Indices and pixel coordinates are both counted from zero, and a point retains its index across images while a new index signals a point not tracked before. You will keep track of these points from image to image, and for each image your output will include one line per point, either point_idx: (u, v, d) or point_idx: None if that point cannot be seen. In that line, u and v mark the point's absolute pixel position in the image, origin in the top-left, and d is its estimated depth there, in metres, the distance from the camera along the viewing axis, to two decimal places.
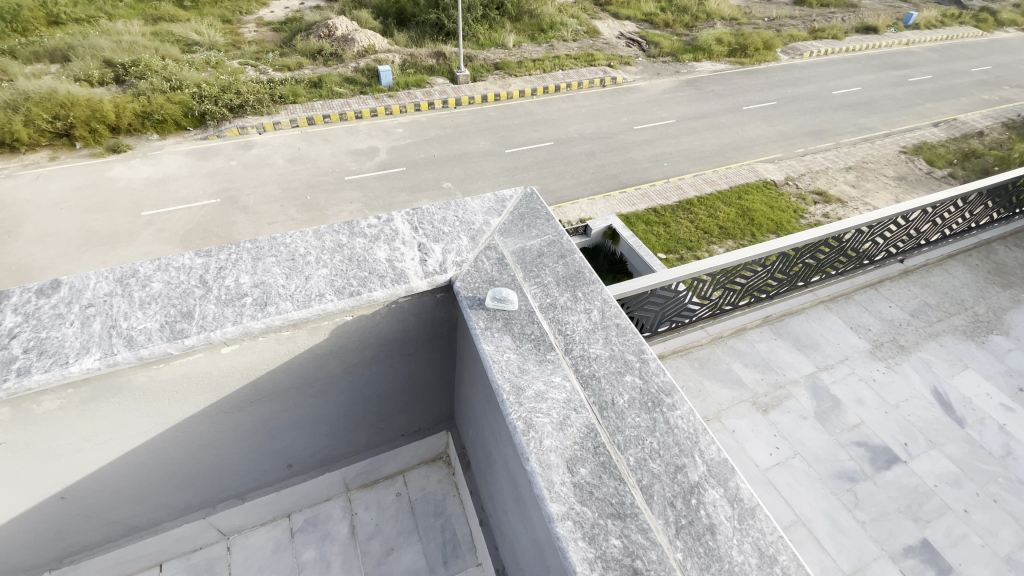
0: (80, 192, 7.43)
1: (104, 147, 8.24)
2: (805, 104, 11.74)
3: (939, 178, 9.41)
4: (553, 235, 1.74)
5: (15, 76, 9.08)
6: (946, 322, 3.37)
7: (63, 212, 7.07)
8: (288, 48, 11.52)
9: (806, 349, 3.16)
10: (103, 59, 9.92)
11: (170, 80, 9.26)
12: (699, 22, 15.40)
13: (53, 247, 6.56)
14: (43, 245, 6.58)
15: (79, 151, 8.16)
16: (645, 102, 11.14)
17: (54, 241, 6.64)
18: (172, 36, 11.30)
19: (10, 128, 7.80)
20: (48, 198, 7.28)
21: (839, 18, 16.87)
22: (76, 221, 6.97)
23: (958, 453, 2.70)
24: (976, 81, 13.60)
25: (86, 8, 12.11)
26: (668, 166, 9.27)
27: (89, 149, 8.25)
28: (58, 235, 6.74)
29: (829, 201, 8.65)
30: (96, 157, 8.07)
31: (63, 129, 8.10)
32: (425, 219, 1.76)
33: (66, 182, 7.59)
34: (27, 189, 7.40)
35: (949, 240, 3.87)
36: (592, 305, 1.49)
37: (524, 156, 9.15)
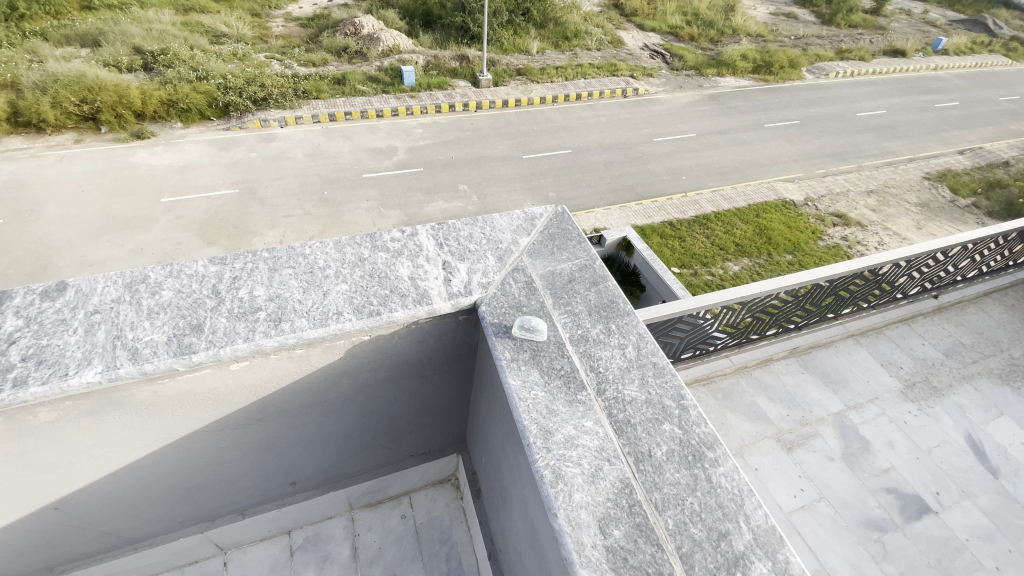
0: (102, 176, 7.46)
1: (128, 132, 8.29)
2: (828, 125, 11.55)
3: (962, 207, 9.18)
4: (584, 258, 1.64)
5: (46, 58, 9.21)
6: (981, 364, 3.21)
7: (84, 195, 7.10)
8: (313, 44, 11.60)
9: (834, 385, 3.02)
10: (133, 46, 10.03)
11: (196, 69, 9.33)
12: (725, 37, 15.26)
13: (73, 228, 6.59)
14: (62, 226, 6.61)
15: (104, 135, 8.22)
16: (666, 115, 11.02)
17: (74, 223, 6.67)
18: (201, 27, 11.41)
19: (38, 110, 7.87)
20: (70, 179, 7.34)
21: (867, 39, 16.64)
22: (96, 204, 6.99)
23: (992, 505, 2.54)
24: (1003, 110, 13.32)
25: None
26: (686, 180, 9.14)
27: (113, 133, 8.30)
28: (77, 217, 6.77)
29: (848, 224, 8.44)
30: (120, 142, 8.12)
31: (90, 113, 8.16)
32: (451, 235, 1.67)
33: (88, 165, 7.65)
34: (51, 170, 7.45)
35: (986, 278, 3.71)
36: (627, 340, 1.39)
37: (541, 162, 9.07)
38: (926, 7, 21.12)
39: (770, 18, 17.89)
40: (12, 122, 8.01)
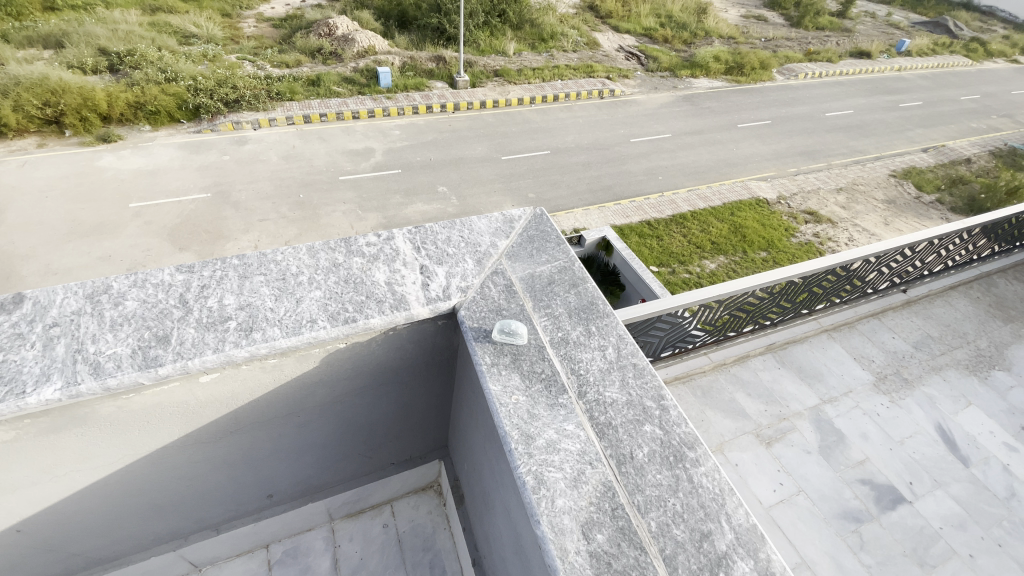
0: (67, 181, 7.20)
1: (94, 136, 8.01)
2: (799, 124, 11.85)
3: (927, 203, 9.51)
4: (563, 260, 1.63)
5: (6, 60, 8.85)
6: (949, 356, 3.31)
7: (48, 201, 6.84)
8: (286, 44, 11.40)
9: (810, 380, 3.09)
10: (98, 47, 9.71)
11: (165, 71, 9.06)
12: (698, 39, 15.53)
13: (36, 236, 6.33)
14: (25, 233, 6.34)
15: (69, 139, 7.93)
16: (642, 116, 11.16)
17: (37, 230, 6.41)
18: (169, 27, 11.12)
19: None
20: (32, 185, 7.05)
21: (834, 41, 17.11)
22: (61, 210, 6.74)
23: (963, 493, 2.60)
24: (963, 109, 13.83)
25: None
26: (662, 180, 9.26)
27: (78, 137, 8.02)
28: (41, 223, 6.50)
29: (819, 221, 8.66)
30: (86, 146, 7.85)
31: (53, 116, 7.87)
32: (428, 239, 1.65)
33: (52, 170, 7.36)
34: (12, 175, 7.16)
35: (951, 272, 3.83)
36: (607, 341, 1.39)
37: (520, 163, 9.07)
38: (889, 10, 21.80)
39: (741, 21, 18.28)
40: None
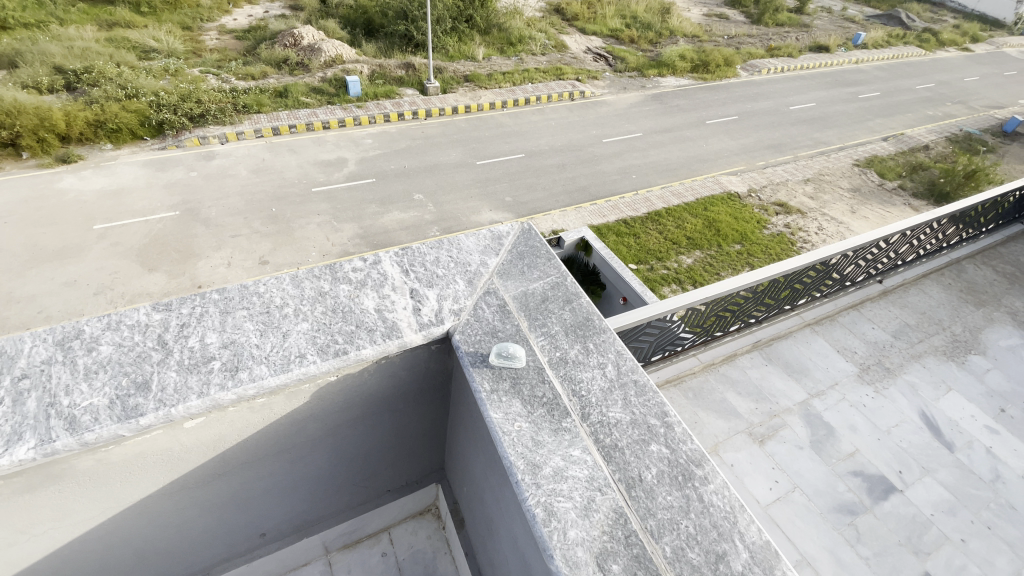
0: (25, 205, 6.89)
1: (53, 157, 7.70)
2: (765, 119, 12.12)
3: (890, 190, 9.83)
4: (555, 276, 1.61)
5: None
6: (926, 343, 3.39)
7: (6, 227, 6.54)
8: (251, 56, 11.17)
9: (796, 374, 3.14)
10: (53, 65, 9.34)
11: (125, 87, 8.77)
12: (663, 38, 15.78)
13: None
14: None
15: (25, 162, 7.61)
16: (613, 116, 11.27)
17: None
18: (127, 42, 10.78)
19: None
20: None
21: (794, 37, 17.57)
22: (20, 236, 6.44)
23: (950, 478, 2.67)
24: (920, 98, 14.34)
25: (36, 13, 11.48)
26: (636, 179, 9.36)
27: (35, 159, 7.69)
28: None
29: (789, 212, 8.86)
30: (44, 168, 7.54)
31: (7, 138, 7.52)
32: (417, 261, 1.60)
33: (8, 194, 7.03)
34: None
35: (922, 261, 3.95)
36: (606, 358, 1.37)
37: (495, 168, 9.05)
38: (844, 5, 22.50)
39: (704, 19, 18.66)
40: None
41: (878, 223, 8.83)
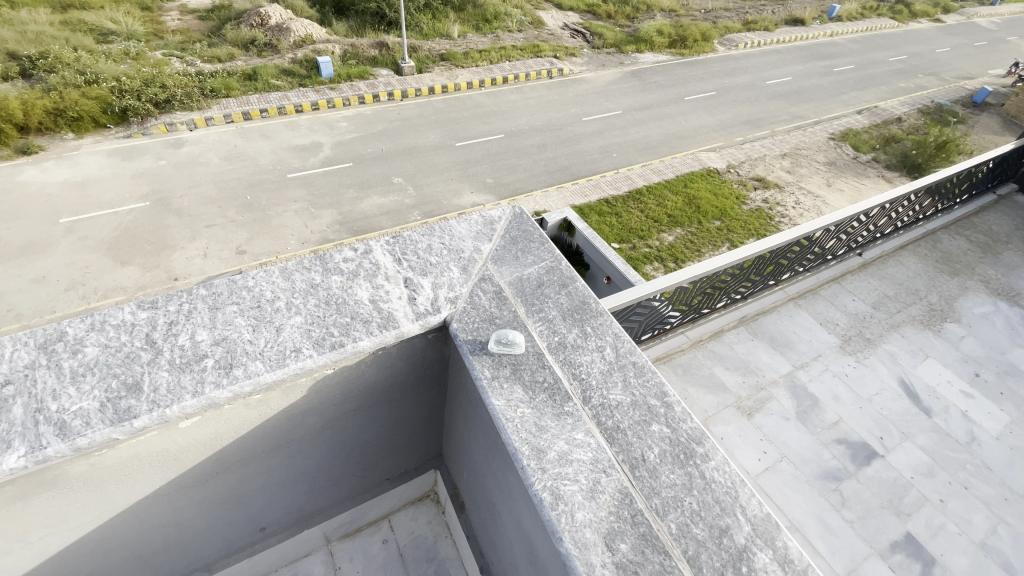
0: None
1: (12, 148, 7.34)
2: (742, 94, 12.15)
3: (864, 162, 9.99)
4: (550, 260, 1.61)
5: None
6: (905, 313, 3.49)
7: None
8: (217, 37, 10.72)
9: (781, 347, 3.21)
10: (5, 51, 8.83)
11: (84, 73, 8.35)
12: (640, 13, 15.60)
13: None
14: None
15: None
16: (592, 94, 11.17)
17: None
18: (83, 25, 10.24)
19: None
20: None
21: (769, 10, 17.51)
22: None
23: (929, 442, 2.78)
24: (893, 70, 14.52)
25: None
26: (617, 157, 9.33)
27: None
28: None
29: (767, 187, 8.96)
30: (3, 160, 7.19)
31: None
32: (408, 249, 1.58)
33: None
34: None
35: (900, 233, 4.05)
36: (604, 341, 1.38)
37: (475, 149, 8.92)
38: None
39: None
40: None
41: (853, 195, 9.00)
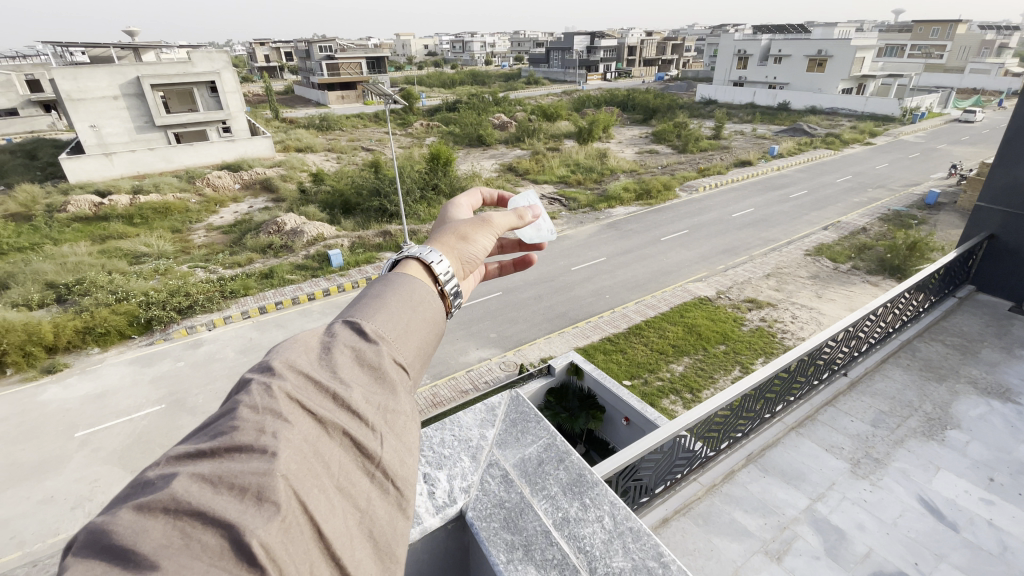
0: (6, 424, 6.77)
1: (37, 369, 7.76)
2: (712, 229, 13.42)
3: (845, 271, 10.69)
4: (546, 437, 1.88)
5: None
6: (905, 426, 3.59)
7: None
8: (238, 245, 12.21)
9: (794, 481, 3.24)
10: (44, 282, 9.79)
11: (116, 292, 9.19)
12: (605, 177, 17.93)
13: None
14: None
15: (10, 380, 7.62)
16: (577, 247, 12.38)
17: None
18: (119, 251, 11.61)
19: None
20: None
21: (719, 157, 19.83)
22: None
23: (965, 560, 2.70)
24: (844, 189, 16.10)
25: (30, 236, 12.21)
26: (610, 298, 10.00)
27: (20, 374, 7.71)
28: None
29: (761, 306, 9.43)
30: (28, 381, 7.58)
31: None
32: (425, 445, 1.88)
33: None
34: None
35: (877, 348, 4.34)
36: (602, 510, 1.59)
37: (476, 309, 9.62)
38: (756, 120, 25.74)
39: (638, 155, 21.32)
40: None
41: (847, 301, 9.48)
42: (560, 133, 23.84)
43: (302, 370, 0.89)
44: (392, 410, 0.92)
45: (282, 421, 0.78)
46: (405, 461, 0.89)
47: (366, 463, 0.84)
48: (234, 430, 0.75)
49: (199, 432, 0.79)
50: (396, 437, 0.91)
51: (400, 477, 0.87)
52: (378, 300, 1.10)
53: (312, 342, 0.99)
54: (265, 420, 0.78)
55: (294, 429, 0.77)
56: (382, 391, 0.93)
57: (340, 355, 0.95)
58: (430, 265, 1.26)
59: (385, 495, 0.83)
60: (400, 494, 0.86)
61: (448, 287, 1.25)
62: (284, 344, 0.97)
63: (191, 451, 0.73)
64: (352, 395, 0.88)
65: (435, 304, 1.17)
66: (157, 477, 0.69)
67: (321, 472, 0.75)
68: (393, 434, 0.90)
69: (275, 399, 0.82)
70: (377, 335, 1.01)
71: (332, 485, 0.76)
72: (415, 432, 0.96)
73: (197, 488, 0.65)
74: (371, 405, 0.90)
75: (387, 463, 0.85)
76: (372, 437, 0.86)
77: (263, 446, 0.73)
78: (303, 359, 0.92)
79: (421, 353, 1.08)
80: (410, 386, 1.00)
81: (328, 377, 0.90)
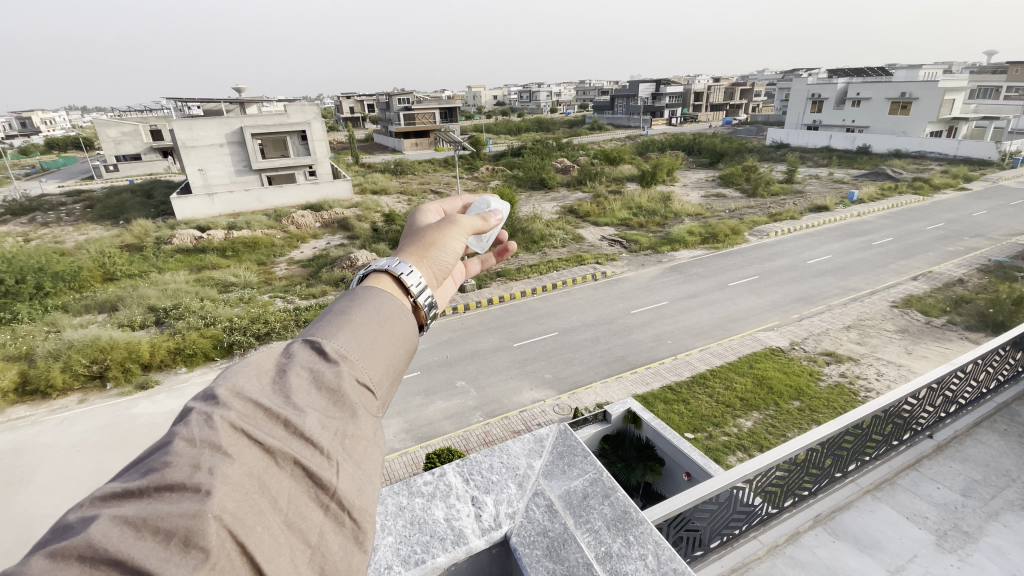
0: (101, 431, 7.40)
1: (133, 384, 8.48)
2: (784, 275, 12.83)
3: (939, 326, 9.80)
4: (593, 472, 1.91)
5: (64, 327, 10.03)
6: (1002, 498, 3.21)
7: (80, 454, 6.94)
8: (314, 279, 13.13)
9: (869, 549, 2.94)
10: (148, 305, 11.00)
11: (206, 317, 10.14)
12: (669, 220, 17.73)
13: (63, 492, 6.29)
14: (51, 492, 6.30)
15: (109, 391, 8.39)
16: (637, 290, 12.24)
17: (65, 485, 6.41)
18: (212, 280, 12.82)
19: (48, 376, 8.15)
20: (66, 441, 7.22)
21: (791, 202, 19.08)
22: (92, 462, 6.81)
23: None
24: (935, 237, 14.93)
25: (140, 265, 13.76)
26: (671, 344, 9.73)
27: (118, 387, 8.47)
28: (69, 478, 6.52)
29: (840, 360, 8.79)
30: (124, 394, 8.28)
31: (98, 371, 8.46)
32: (474, 470, 1.99)
33: (88, 422, 7.62)
34: (50, 433, 7.39)
35: (967, 409, 3.96)
36: (645, 549, 1.58)
37: (532, 348, 9.68)
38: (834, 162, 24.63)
39: (703, 199, 20.94)
40: (18, 392, 8.20)
41: (942, 359, 8.62)
42: (622, 177, 24.01)
43: (251, 400, 0.94)
44: (349, 440, 0.95)
45: (220, 457, 0.81)
46: (364, 489, 0.92)
47: (319, 495, 0.87)
48: (168, 467, 0.77)
49: (135, 470, 0.81)
50: (355, 463, 0.94)
51: (359, 509, 0.89)
52: (343, 317, 1.15)
53: (267, 372, 1.03)
54: (202, 455, 0.80)
55: (235, 465, 0.80)
56: (335, 418, 0.96)
57: (295, 383, 1.00)
58: (400, 277, 1.32)
59: (339, 528, 0.86)
60: (356, 526, 0.88)
61: (420, 298, 1.30)
62: (236, 369, 1.01)
63: (119, 492, 0.75)
64: (304, 422, 0.91)
65: (404, 319, 1.22)
66: (78, 520, 0.70)
67: (258, 510, 0.77)
68: (351, 462, 0.93)
69: (216, 434, 0.85)
70: (338, 355, 1.05)
71: (276, 521, 0.79)
72: (379, 457, 1.00)
73: (125, 531, 0.67)
74: (323, 434, 0.93)
75: (342, 494, 0.88)
76: (328, 469, 0.89)
77: (197, 484, 0.75)
78: (251, 390, 0.96)
79: (389, 373, 1.11)
80: (373, 407, 1.04)
81: (277, 407, 0.94)
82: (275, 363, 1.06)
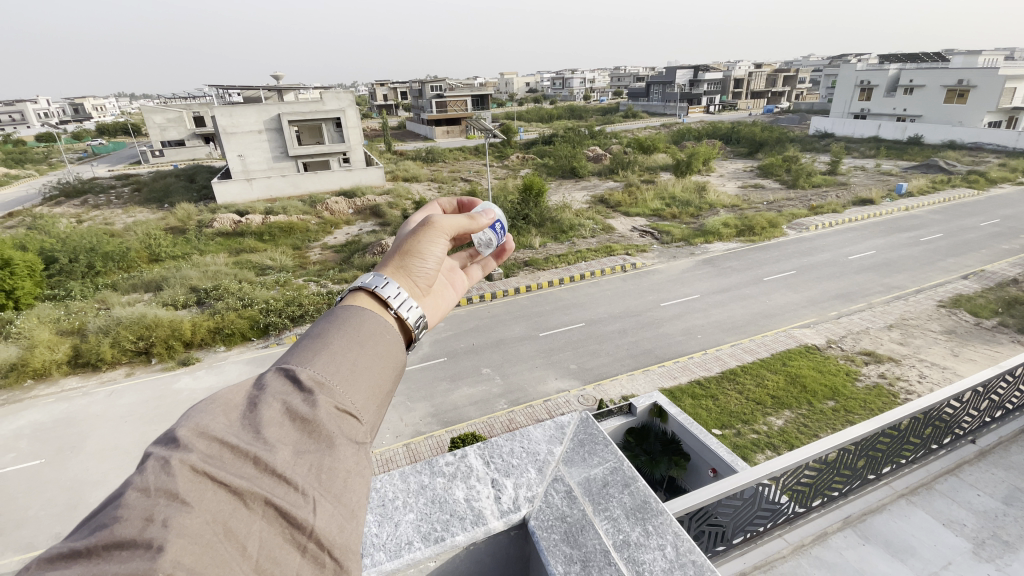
0: (146, 404, 7.81)
1: (175, 361, 8.91)
2: (823, 271, 12.37)
3: (989, 328, 9.29)
4: (613, 461, 1.90)
5: (113, 304, 10.60)
6: None
7: (127, 425, 7.35)
8: (346, 264, 13.39)
9: (901, 554, 2.84)
10: (190, 286, 11.46)
11: (243, 299, 10.46)
12: (703, 211, 17.26)
13: (111, 460, 6.69)
14: (100, 459, 6.71)
15: (153, 366, 8.83)
16: (667, 282, 12.02)
17: (114, 454, 6.81)
18: (249, 263, 13.25)
19: (99, 350, 8.64)
20: (115, 412, 7.65)
21: (834, 195, 18.24)
22: (138, 432, 7.21)
23: None
24: (990, 234, 14.08)
25: (183, 247, 14.33)
26: (701, 338, 9.53)
27: (162, 363, 8.90)
28: (117, 448, 6.91)
29: (880, 360, 8.44)
30: (167, 370, 8.70)
31: (144, 347, 8.90)
32: (495, 453, 2.02)
33: (135, 396, 8.05)
34: (100, 404, 7.85)
35: (1015, 415, 3.76)
36: (664, 540, 1.56)
37: (558, 338, 9.66)
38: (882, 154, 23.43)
39: (740, 190, 20.27)
40: (71, 364, 8.72)
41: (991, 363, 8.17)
42: (655, 166, 23.48)
43: (218, 438, 0.90)
44: (325, 472, 0.93)
45: (178, 507, 0.76)
46: (345, 526, 0.90)
47: (296, 535, 0.84)
48: (118, 523, 0.72)
49: (83, 528, 0.75)
50: (333, 499, 0.91)
51: (336, 550, 0.87)
52: (320, 342, 1.15)
53: (235, 408, 1.00)
54: (157, 505, 0.75)
55: (194, 514, 0.75)
56: (310, 450, 0.94)
57: (265, 418, 0.97)
58: (375, 291, 1.33)
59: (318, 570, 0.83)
60: (337, 567, 0.85)
61: (402, 311, 1.32)
62: (201, 407, 0.97)
63: (64, 551, 0.68)
64: (274, 459, 0.89)
65: (384, 341, 1.22)
66: None
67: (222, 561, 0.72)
68: (328, 498, 0.90)
69: (175, 480, 0.80)
70: (315, 382, 1.04)
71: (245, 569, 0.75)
72: (360, 491, 0.97)
73: None
74: (298, 470, 0.90)
75: (320, 532, 0.85)
76: (304, 507, 0.86)
77: (149, 539, 0.69)
78: (218, 426, 0.92)
79: (366, 397, 1.10)
80: (354, 434, 1.02)
81: (247, 443, 0.91)
82: (245, 398, 1.04)
